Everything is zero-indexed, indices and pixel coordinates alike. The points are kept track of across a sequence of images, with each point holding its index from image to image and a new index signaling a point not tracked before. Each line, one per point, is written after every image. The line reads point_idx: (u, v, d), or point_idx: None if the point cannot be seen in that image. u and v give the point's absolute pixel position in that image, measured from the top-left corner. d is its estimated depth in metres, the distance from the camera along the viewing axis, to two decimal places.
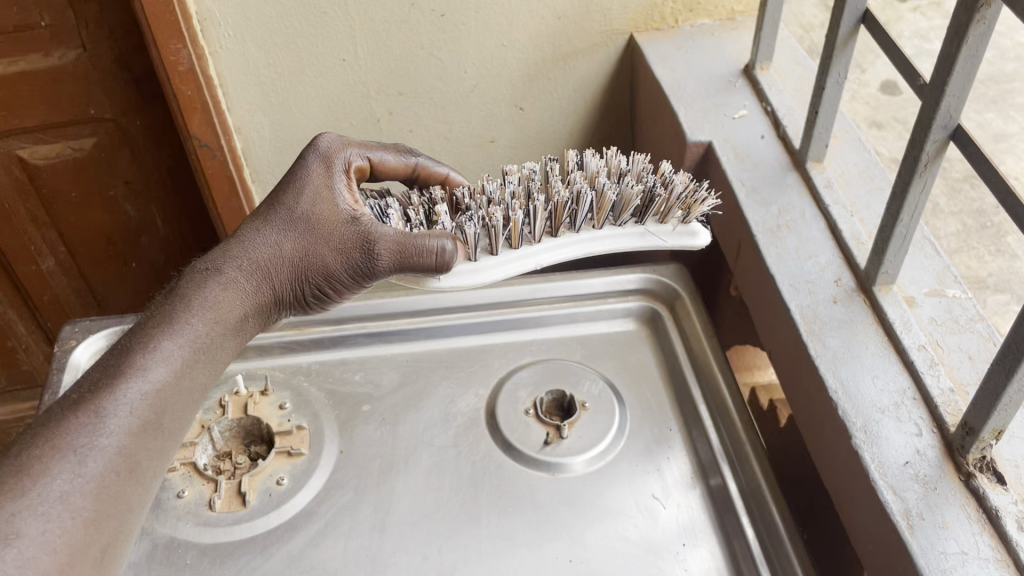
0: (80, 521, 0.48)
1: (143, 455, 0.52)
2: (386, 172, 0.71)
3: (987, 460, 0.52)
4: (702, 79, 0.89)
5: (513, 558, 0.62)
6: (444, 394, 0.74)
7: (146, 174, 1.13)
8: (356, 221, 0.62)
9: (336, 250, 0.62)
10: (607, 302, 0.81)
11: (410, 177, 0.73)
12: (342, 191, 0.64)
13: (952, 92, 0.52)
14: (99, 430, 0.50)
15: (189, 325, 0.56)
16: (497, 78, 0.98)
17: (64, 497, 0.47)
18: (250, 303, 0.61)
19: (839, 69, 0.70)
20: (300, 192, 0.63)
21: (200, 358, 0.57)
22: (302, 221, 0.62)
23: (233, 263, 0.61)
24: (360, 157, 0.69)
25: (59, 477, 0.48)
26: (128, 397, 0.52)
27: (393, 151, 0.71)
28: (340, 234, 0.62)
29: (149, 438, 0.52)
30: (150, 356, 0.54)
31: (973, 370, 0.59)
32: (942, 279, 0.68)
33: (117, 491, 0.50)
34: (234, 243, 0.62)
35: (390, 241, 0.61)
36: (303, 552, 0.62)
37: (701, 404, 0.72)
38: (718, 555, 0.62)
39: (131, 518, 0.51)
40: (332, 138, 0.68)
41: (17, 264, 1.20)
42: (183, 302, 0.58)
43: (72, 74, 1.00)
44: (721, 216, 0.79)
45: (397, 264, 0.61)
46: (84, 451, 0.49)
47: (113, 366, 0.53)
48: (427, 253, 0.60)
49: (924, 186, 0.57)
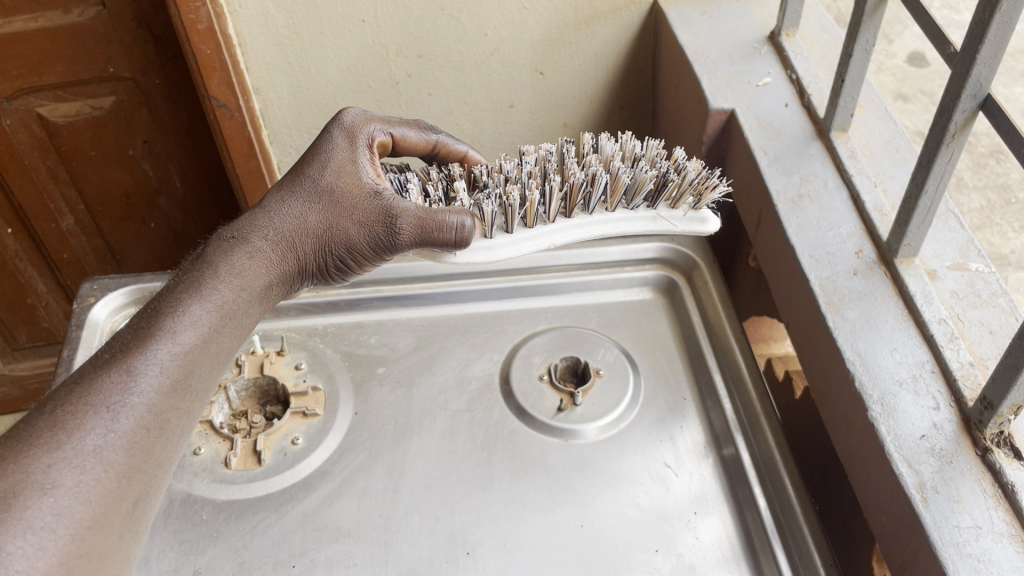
0: (112, 474, 0.48)
1: (173, 415, 0.52)
2: (407, 147, 0.71)
3: (1004, 436, 0.51)
4: (726, 45, 0.88)
5: (524, 521, 0.62)
6: (459, 358, 0.74)
7: (166, 134, 1.13)
8: (379, 194, 0.63)
9: (357, 223, 0.62)
10: (624, 271, 0.81)
11: (431, 153, 0.73)
12: (365, 164, 0.64)
13: (983, 61, 0.51)
14: (130, 388, 0.50)
15: (217, 291, 0.57)
16: (518, 41, 0.97)
17: (97, 450, 0.48)
18: (274, 272, 0.61)
19: (868, 36, 0.68)
20: (324, 165, 0.63)
21: (227, 324, 0.57)
22: (327, 193, 0.62)
23: (258, 232, 0.61)
24: (383, 132, 0.69)
25: (93, 431, 0.48)
26: (158, 357, 0.52)
27: (417, 129, 0.71)
28: (363, 207, 0.62)
29: (178, 397, 0.53)
30: (179, 320, 0.54)
31: (994, 344, 0.59)
32: (965, 252, 0.67)
33: (148, 447, 0.50)
34: (259, 212, 0.62)
35: (410, 218, 0.61)
36: (318, 511, 0.63)
37: (716, 374, 0.71)
38: (729, 525, 0.62)
39: (161, 474, 0.52)
40: (355, 112, 0.68)
41: (38, 222, 1.21)
42: (210, 267, 0.58)
43: (92, 32, 1.00)
44: (744, 185, 0.78)
45: (418, 238, 0.62)
46: (116, 408, 0.49)
47: (143, 329, 0.53)
48: (443, 230, 0.61)
49: (950, 157, 0.56)
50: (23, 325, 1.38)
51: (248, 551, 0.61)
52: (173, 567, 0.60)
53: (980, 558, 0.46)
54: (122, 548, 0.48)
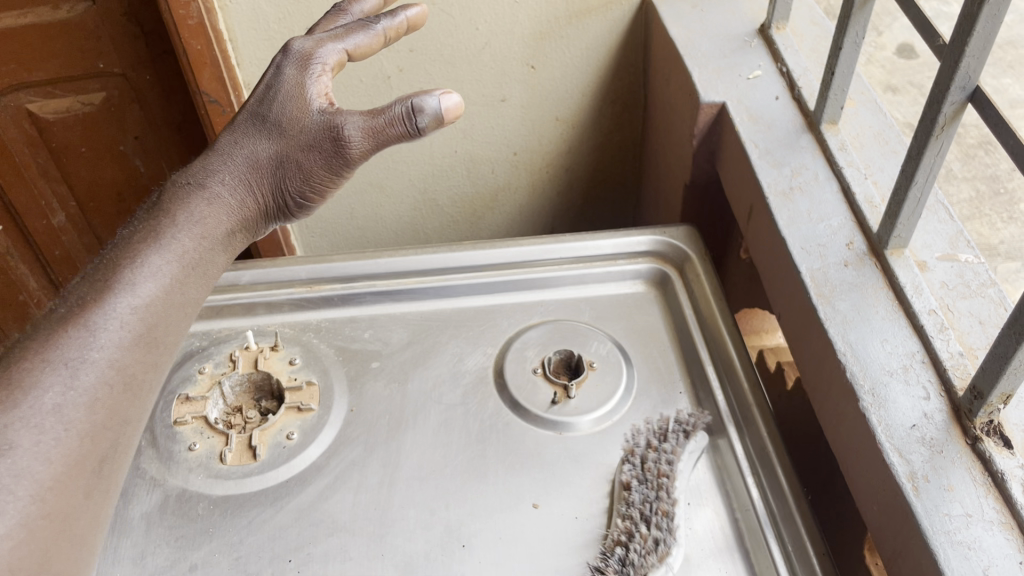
0: (75, 433, 0.46)
1: (138, 369, 0.50)
2: (365, 54, 0.62)
3: (994, 424, 0.52)
4: (716, 38, 0.88)
5: (518, 513, 0.63)
6: (453, 352, 0.75)
7: (157, 130, 1.13)
8: (327, 112, 0.57)
9: (310, 143, 0.57)
10: (617, 264, 0.81)
11: (387, 44, 0.63)
12: (312, 82, 0.58)
13: (971, 52, 0.51)
14: (90, 344, 0.48)
15: (176, 240, 0.54)
16: (509, 35, 0.97)
17: (57, 409, 0.46)
18: (238, 214, 0.58)
19: (858, 30, 0.68)
20: (271, 94, 0.58)
21: (191, 273, 0.55)
22: (275, 121, 0.58)
23: (215, 176, 0.58)
24: (336, 52, 0.60)
25: (52, 390, 0.46)
26: (117, 311, 0.50)
27: (358, 28, 0.62)
28: (311, 129, 0.57)
29: (144, 350, 0.51)
30: (138, 271, 0.52)
31: (984, 334, 0.59)
32: (955, 243, 0.67)
33: (113, 406, 0.49)
34: (214, 155, 0.59)
35: (362, 122, 0.55)
36: (314, 505, 0.63)
37: (708, 364, 0.72)
38: (722, 515, 0.63)
39: (130, 431, 0.50)
40: (303, 40, 0.61)
41: (28, 219, 1.21)
42: (167, 217, 0.55)
43: (82, 28, 1.00)
44: (736, 178, 0.79)
45: (370, 144, 0.55)
46: (75, 364, 0.48)
47: (100, 281, 0.51)
48: (400, 122, 0.55)
49: (940, 149, 0.56)
50: (16, 324, 1.37)
51: (245, 546, 0.61)
52: (169, 562, 0.60)
53: (971, 545, 0.47)
54: (89, 507, 0.47)
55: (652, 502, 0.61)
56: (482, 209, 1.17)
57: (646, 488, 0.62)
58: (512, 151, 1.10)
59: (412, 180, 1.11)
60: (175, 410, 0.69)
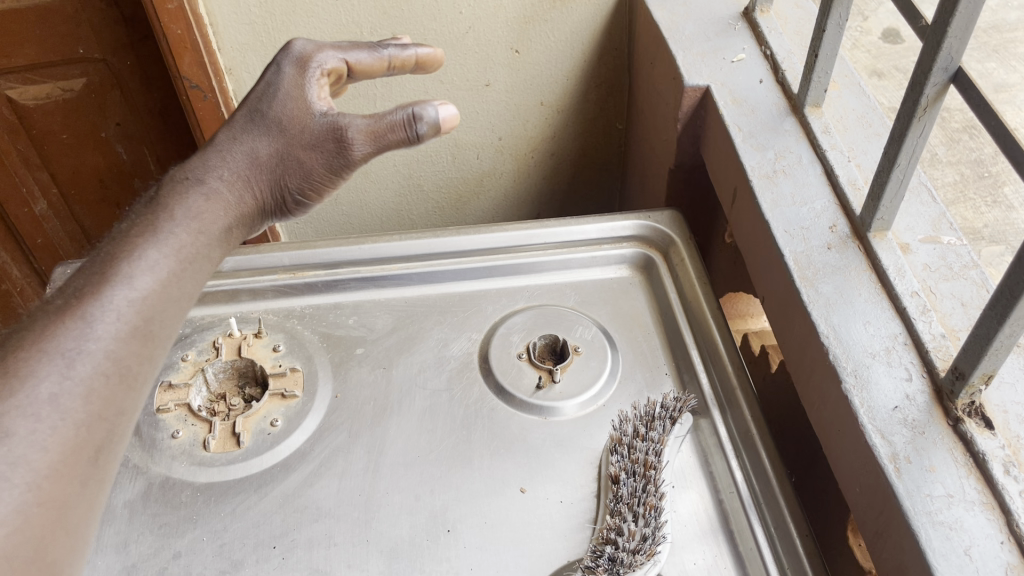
0: (70, 423, 0.43)
1: (134, 362, 0.47)
2: (363, 73, 0.62)
3: (975, 406, 0.52)
4: (702, 21, 0.88)
5: (502, 498, 0.63)
6: (438, 338, 0.75)
7: (138, 116, 1.12)
8: (328, 114, 0.57)
9: (311, 143, 0.57)
10: (602, 249, 0.81)
11: (388, 71, 0.64)
12: (312, 86, 0.58)
13: (953, 33, 0.51)
14: (86, 335, 0.45)
15: (176, 234, 0.52)
16: (494, 18, 0.97)
17: (54, 399, 0.43)
18: (236, 212, 0.56)
19: (841, 11, 0.68)
20: (271, 92, 0.58)
21: (189, 267, 0.52)
22: (276, 122, 0.57)
23: (213, 173, 0.56)
24: (335, 59, 0.61)
25: (47, 379, 0.43)
26: (114, 303, 0.47)
27: (365, 46, 0.62)
28: (314, 130, 0.57)
29: (140, 344, 0.48)
30: (134, 264, 0.49)
31: (965, 316, 0.59)
32: (938, 225, 0.67)
33: (108, 397, 0.45)
34: (211, 153, 0.57)
35: (364, 125, 0.56)
36: (298, 491, 0.63)
37: (692, 348, 0.72)
38: (706, 497, 0.63)
39: (124, 423, 0.47)
40: (305, 43, 0.61)
41: (10, 207, 1.20)
42: (164, 212, 0.53)
43: (60, 14, 0.99)
44: (720, 163, 0.78)
45: (373, 149, 0.57)
46: (72, 355, 0.44)
47: (96, 273, 0.48)
48: (401, 128, 0.56)
49: (922, 130, 0.56)
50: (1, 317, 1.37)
51: (228, 533, 0.61)
52: (153, 549, 0.60)
53: (952, 525, 0.47)
54: (86, 497, 0.43)
55: (640, 496, 0.59)
56: (467, 195, 1.17)
57: (633, 481, 0.59)
58: (496, 135, 1.10)
59: (397, 166, 1.11)
60: (158, 397, 0.69)
